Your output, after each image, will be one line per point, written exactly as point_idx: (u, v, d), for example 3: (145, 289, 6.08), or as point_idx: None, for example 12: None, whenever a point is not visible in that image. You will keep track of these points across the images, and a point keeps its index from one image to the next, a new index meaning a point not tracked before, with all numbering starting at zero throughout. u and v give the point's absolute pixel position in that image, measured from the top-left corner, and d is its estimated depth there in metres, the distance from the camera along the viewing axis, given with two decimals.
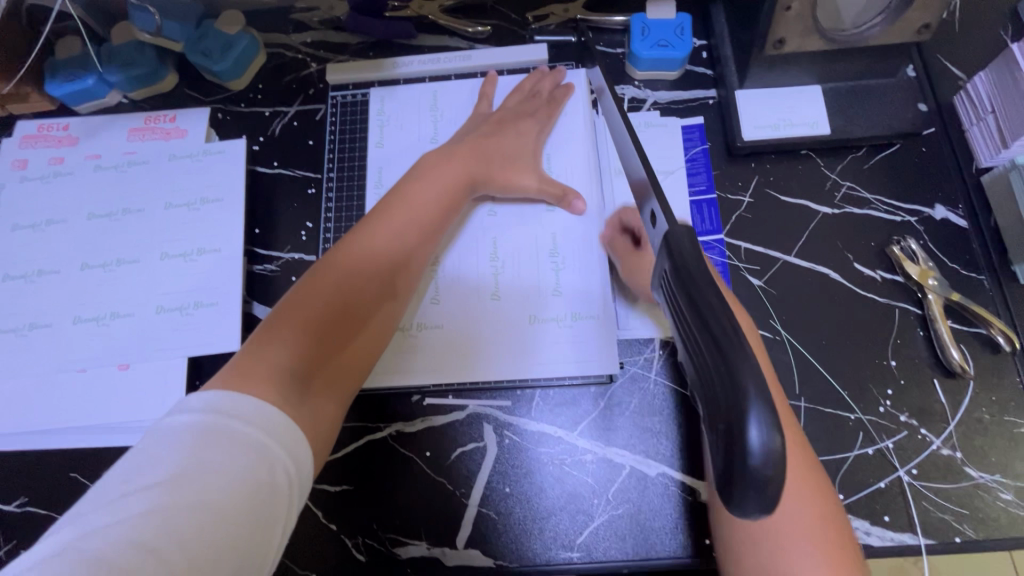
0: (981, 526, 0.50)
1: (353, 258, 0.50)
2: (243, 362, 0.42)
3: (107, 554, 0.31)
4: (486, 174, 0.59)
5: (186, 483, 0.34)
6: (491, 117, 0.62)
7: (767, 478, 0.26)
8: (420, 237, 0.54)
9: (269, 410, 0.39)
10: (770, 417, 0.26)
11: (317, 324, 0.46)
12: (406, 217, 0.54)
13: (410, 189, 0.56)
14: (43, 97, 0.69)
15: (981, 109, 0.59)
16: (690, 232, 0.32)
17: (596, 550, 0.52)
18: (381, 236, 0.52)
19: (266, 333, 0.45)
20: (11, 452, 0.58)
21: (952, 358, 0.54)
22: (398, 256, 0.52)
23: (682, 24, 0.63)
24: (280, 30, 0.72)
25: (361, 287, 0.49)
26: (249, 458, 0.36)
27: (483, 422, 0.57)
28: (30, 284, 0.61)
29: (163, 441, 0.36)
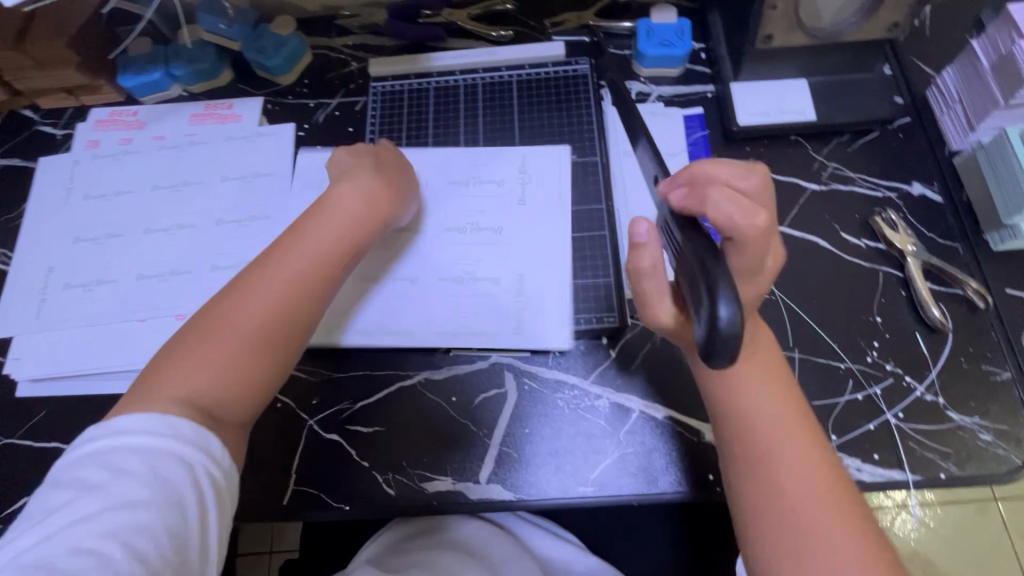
0: (963, 464, 0.55)
1: (265, 287, 0.49)
2: (171, 379, 0.45)
3: (79, 544, 0.37)
4: (418, 215, 0.60)
5: (131, 507, 0.39)
6: (460, 172, 0.67)
7: (731, 336, 0.34)
8: (330, 270, 0.52)
9: (168, 432, 0.42)
10: (734, 300, 0.34)
11: (244, 355, 0.47)
12: (294, 250, 0.52)
13: (316, 219, 0.55)
14: (115, 88, 0.78)
15: (950, 99, 0.66)
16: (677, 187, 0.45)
17: (608, 485, 0.57)
18: (299, 263, 0.51)
19: (189, 350, 0.46)
20: (73, 395, 0.64)
21: (932, 315, 0.59)
22: (312, 290, 0.51)
23: (682, 27, 0.71)
24: (324, 34, 0.81)
25: (290, 318, 0.49)
26: (177, 486, 0.40)
27: (504, 370, 0.62)
28: (99, 246, 0.68)
29: (105, 460, 0.40)
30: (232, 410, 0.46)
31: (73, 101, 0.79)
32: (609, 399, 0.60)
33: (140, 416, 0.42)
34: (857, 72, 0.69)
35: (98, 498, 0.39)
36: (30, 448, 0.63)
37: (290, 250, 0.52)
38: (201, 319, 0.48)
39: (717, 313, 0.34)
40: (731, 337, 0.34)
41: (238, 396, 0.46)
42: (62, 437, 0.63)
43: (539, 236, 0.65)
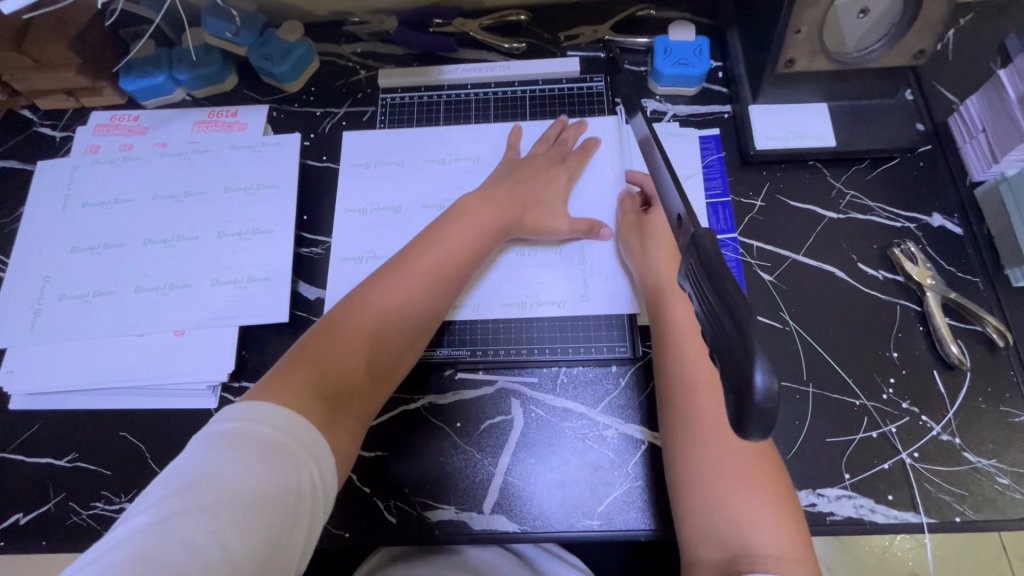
0: (979, 508, 0.54)
1: (388, 294, 0.54)
2: (288, 375, 0.47)
3: (159, 548, 0.35)
4: (519, 220, 0.63)
5: (236, 499, 0.38)
6: (525, 161, 0.67)
7: (767, 413, 0.27)
8: (446, 284, 0.57)
9: (293, 424, 0.43)
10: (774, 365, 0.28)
11: (352, 353, 0.51)
12: (421, 263, 0.56)
13: (435, 236, 0.59)
14: (116, 91, 0.76)
15: (974, 129, 0.64)
16: (713, 235, 0.35)
17: (615, 519, 0.56)
18: (411, 273, 0.56)
19: (306, 352, 0.50)
20: (67, 410, 0.62)
21: (951, 352, 0.58)
22: (425, 303, 0.56)
23: (701, 46, 0.70)
24: (333, 41, 0.79)
25: (398, 318, 0.54)
26: (283, 477, 0.40)
27: (510, 397, 0.61)
28: (97, 256, 0.66)
29: (208, 446, 0.40)
30: (348, 408, 0.49)
31: (72, 103, 0.77)
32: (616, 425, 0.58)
33: (254, 407, 0.43)
34: (878, 98, 0.68)
35: (174, 500, 0.37)
36: (23, 463, 0.61)
37: (410, 264, 0.56)
38: (322, 329, 0.52)
39: (750, 382, 0.27)
40: (769, 411, 0.27)
41: (348, 396, 0.49)
42: (55, 453, 0.61)
43: (546, 261, 0.65)
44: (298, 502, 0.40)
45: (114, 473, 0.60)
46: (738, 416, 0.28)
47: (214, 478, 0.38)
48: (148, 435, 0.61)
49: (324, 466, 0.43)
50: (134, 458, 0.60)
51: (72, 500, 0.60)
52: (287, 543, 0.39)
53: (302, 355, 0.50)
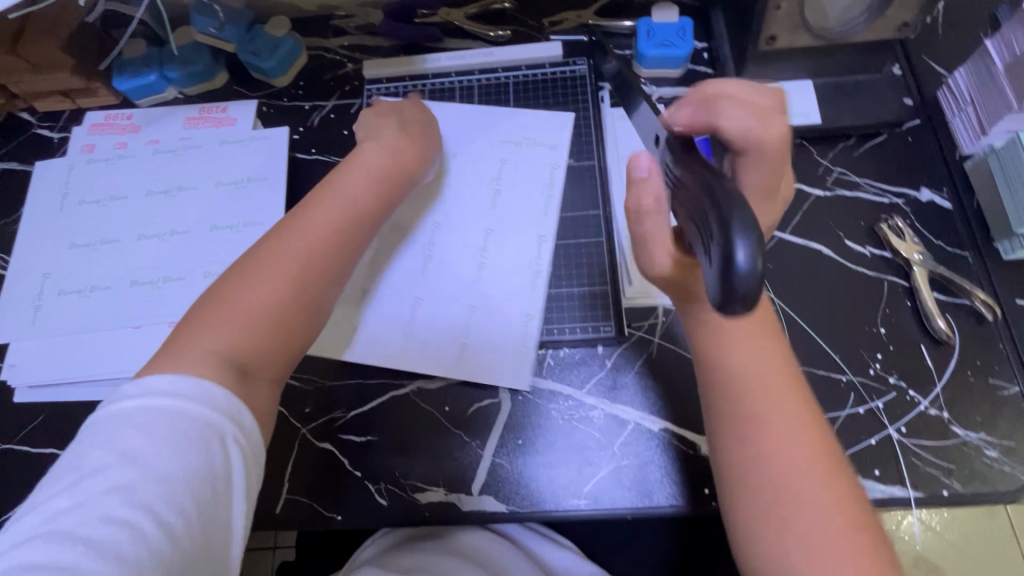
0: (968, 481, 0.53)
1: (295, 242, 0.50)
2: (184, 344, 0.44)
3: (87, 529, 0.36)
4: (436, 179, 0.62)
5: (157, 465, 0.38)
6: (457, 133, 0.67)
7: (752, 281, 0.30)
8: (360, 230, 0.54)
9: (209, 386, 0.42)
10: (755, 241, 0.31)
11: (260, 312, 0.47)
12: (331, 208, 0.53)
13: (329, 188, 0.55)
14: (110, 91, 0.77)
15: (962, 101, 0.64)
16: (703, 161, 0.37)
17: (601, 498, 0.56)
18: (313, 221, 0.52)
19: (205, 317, 0.46)
20: (68, 402, 0.64)
21: (937, 327, 0.57)
22: (344, 244, 0.53)
23: (684, 27, 0.70)
24: (320, 35, 0.80)
25: (313, 267, 0.50)
26: (200, 446, 0.39)
27: (498, 380, 0.61)
28: (93, 252, 0.68)
29: (122, 425, 0.39)
30: (268, 357, 0.47)
31: (69, 105, 0.78)
32: (603, 427, 0.58)
33: (163, 379, 0.41)
34: (863, 73, 0.67)
35: (95, 480, 0.37)
36: (27, 454, 0.63)
37: (319, 209, 0.53)
38: (226, 289, 0.47)
39: (733, 256, 0.31)
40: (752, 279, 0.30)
41: (272, 345, 0.47)
42: (57, 443, 0.63)
43: (524, 238, 0.65)
44: (218, 453, 0.40)
45: None
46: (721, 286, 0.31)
47: (128, 447, 0.38)
48: None
49: (243, 419, 0.43)
50: None
51: None
52: (220, 488, 0.40)
53: (215, 307, 0.47)
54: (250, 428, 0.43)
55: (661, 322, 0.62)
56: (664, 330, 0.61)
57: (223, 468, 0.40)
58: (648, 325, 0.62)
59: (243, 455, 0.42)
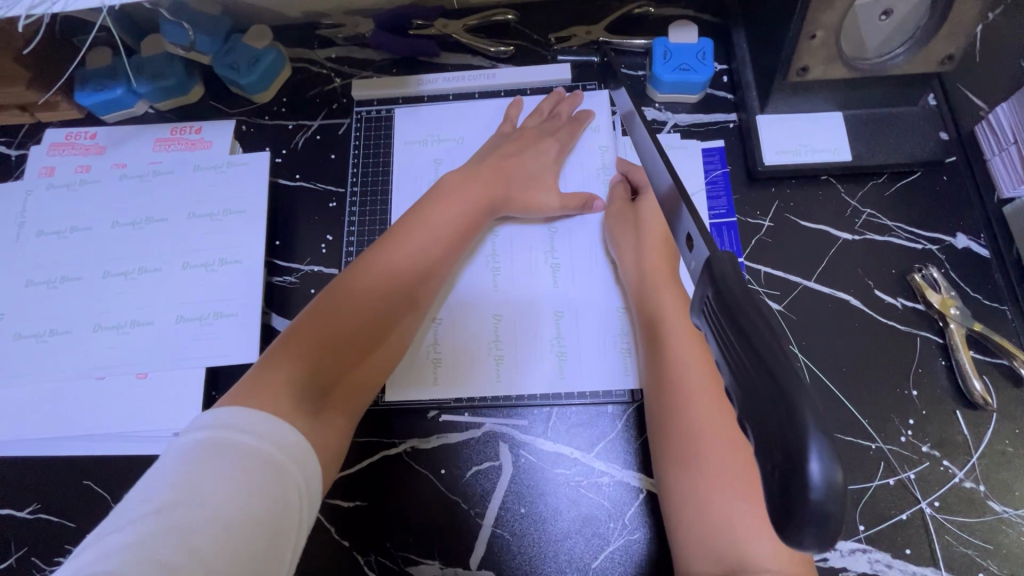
0: (1005, 563, 0.50)
1: (371, 281, 0.51)
2: (259, 377, 0.43)
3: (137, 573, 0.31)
4: (506, 195, 0.60)
5: (217, 506, 0.34)
6: (514, 135, 0.64)
7: (828, 513, 0.21)
8: (435, 270, 0.55)
9: (281, 425, 0.39)
10: (833, 446, 0.21)
11: (334, 342, 0.47)
12: (422, 237, 0.54)
13: (419, 214, 0.56)
14: (72, 105, 0.70)
15: (1005, 140, 0.58)
16: (734, 257, 0.28)
17: (611, 575, 0.52)
18: (401, 250, 0.53)
19: (283, 346, 0.46)
20: (26, 458, 0.58)
21: (974, 389, 0.53)
22: (414, 283, 0.53)
23: (704, 49, 0.64)
24: (305, 46, 0.73)
25: (391, 296, 0.51)
26: (265, 484, 0.36)
27: (499, 441, 0.56)
28: (53, 291, 0.61)
29: (186, 457, 0.36)
30: (336, 400, 0.47)
31: (26, 119, 0.71)
32: (613, 495, 0.54)
33: (233, 413, 0.39)
34: (898, 106, 0.62)
35: (152, 516, 0.33)
36: None
37: (394, 249, 0.53)
38: (318, 310, 0.48)
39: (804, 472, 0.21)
40: (828, 510, 0.21)
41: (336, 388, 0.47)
42: (14, 504, 0.58)
43: (535, 267, 0.61)
44: (283, 496, 0.37)
45: (77, 525, 0.57)
46: (781, 505, 0.22)
47: (184, 485, 0.35)
48: (111, 484, 0.57)
49: (310, 469, 0.40)
50: (99, 509, 0.57)
51: (34, 555, 0.56)
52: (276, 535, 0.36)
53: (287, 345, 0.46)
54: (311, 474, 0.40)
55: None
56: None
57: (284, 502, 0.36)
58: None
59: (301, 504, 0.38)
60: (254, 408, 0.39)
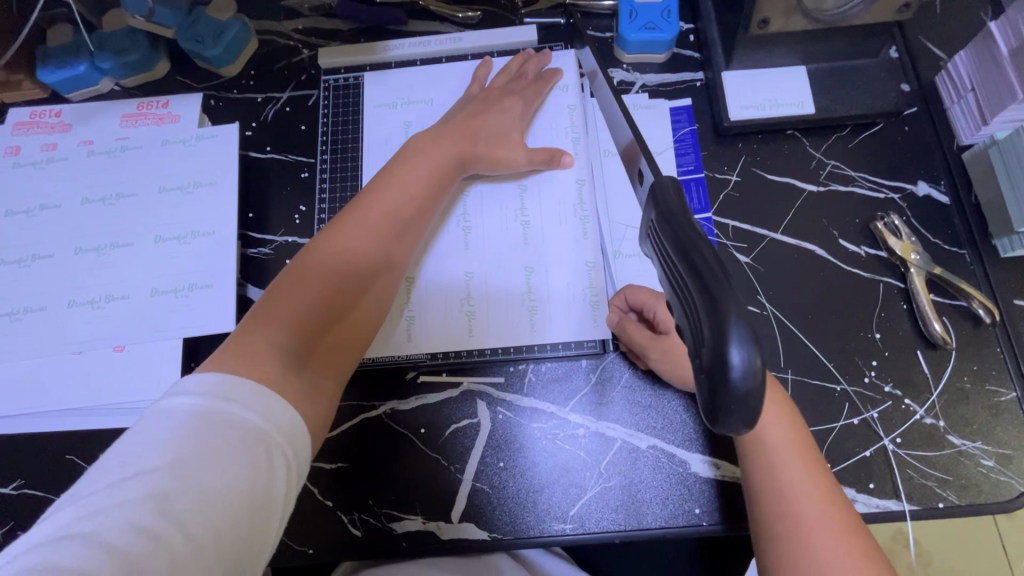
0: (963, 493, 0.52)
1: (346, 244, 0.50)
2: (241, 343, 0.42)
3: (116, 538, 0.31)
4: (474, 153, 0.59)
5: (198, 469, 0.34)
6: (481, 95, 0.63)
7: (748, 394, 0.26)
8: (410, 232, 0.54)
9: (263, 391, 0.39)
10: (751, 339, 0.26)
11: (313, 306, 0.46)
12: (395, 198, 0.53)
13: (391, 175, 0.55)
14: (35, 84, 0.69)
15: (962, 88, 0.60)
16: (677, 184, 0.33)
17: (589, 522, 0.53)
18: (375, 212, 0.52)
19: (262, 313, 0.45)
20: (6, 436, 0.59)
21: (934, 331, 0.55)
22: (390, 244, 0.52)
23: (669, 7, 0.64)
24: (271, 17, 0.72)
25: (369, 259, 0.51)
26: (253, 459, 0.35)
27: (477, 399, 0.57)
28: (25, 269, 0.61)
29: (173, 425, 0.35)
30: (320, 365, 0.46)
31: None
32: (588, 445, 0.55)
33: (214, 377, 0.38)
34: (860, 58, 0.62)
35: (135, 482, 0.33)
36: None
37: (366, 211, 0.52)
38: (296, 276, 0.47)
39: (727, 359, 0.26)
40: (749, 394, 0.26)
41: (322, 355, 0.46)
42: None
43: (507, 227, 0.61)
44: (264, 461, 0.36)
45: None
46: (712, 395, 0.27)
47: (164, 449, 0.34)
48: (94, 457, 0.58)
49: (300, 436, 0.39)
50: None
51: (20, 530, 0.57)
52: (261, 510, 0.35)
53: (265, 317, 0.45)
54: (300, 448, 0.39)
55: None
56: None
57: (271, 476, 0.36)
58: None
59: (290, 479, 0.38)
60: (239, 374, 0.39)
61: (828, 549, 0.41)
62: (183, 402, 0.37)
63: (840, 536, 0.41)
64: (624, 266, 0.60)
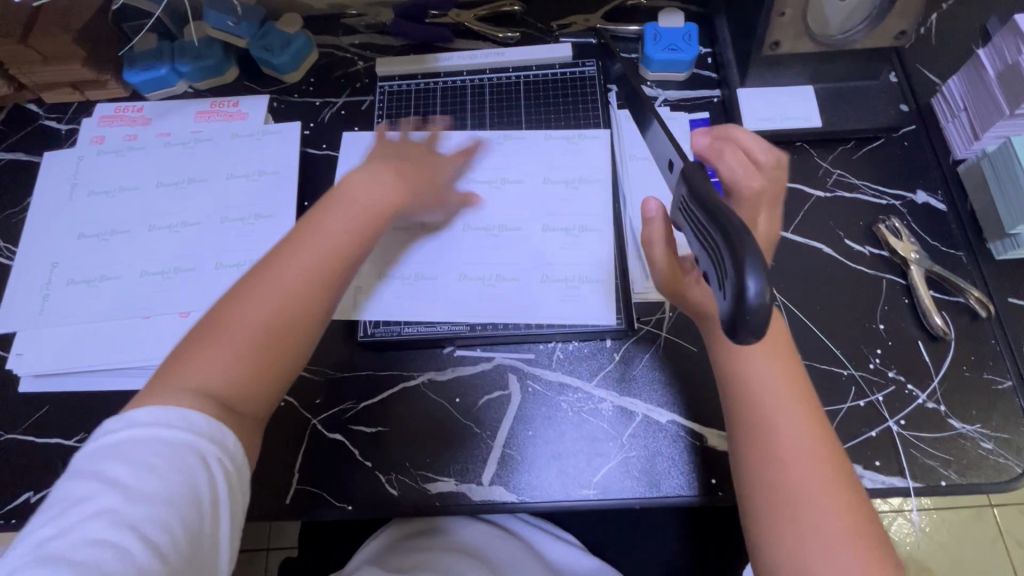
0: (964, 472, 0.55)
1: (279, 276, 0.46)
2: (167, 379, 0.42)
3: (72, 558, 0.34)
4: (420, 197, 0.59)
5: (140, 487, 0.37)
6: (517, 138, 0.69)
7: (761, 317, 0.29)
8: (344, 265, 0.49)
9: (189, 428, 0.39)
10: (764, 271, 0.29)
11: (241, 343, 0.44)
12: (332, 227, 0.49)
13: (329, 205, 0.51)
14: (120, 84, 0.77)
15: (955, 108, 0.66)
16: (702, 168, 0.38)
17: (611, 489, 0.57)
18: (313, 239, 0.48)
19: (192, 348, 0.43)
20: (75, 393, 0.64)
21: (934, 323, 0.59)
22: (331, 271, 0.48)
23: (689, 32, 0.72)
24: (331, 33, 0.81)
25: (303, 291, 0.46)
26: (188, 474, 0.38)
27: (509, 372, 0.62)
28: (103, 242, 0.68)
29: (106, 455, 0.38)
30: (253, 407, 0.44)
31: (77, 96, 0.78)
32: (612, 418, 0.59)
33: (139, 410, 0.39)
34: (862, 80, 0.69)
35: (77, 509, 0.36)
36: (32, 444, 0.62)
37: (282, 256, 0.47)
38: (224, 310, 0.45)
39: (742, 287, 0.29)
40: (755, 314, 0.29)
41: (255, 394, 0.44)
42: (64, 433, 0.63)
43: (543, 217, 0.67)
44: (198, 468, 0.39)
45: None
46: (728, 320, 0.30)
47: (100, 478, 0.37)
48: None
49: (226, 458, 0.40)
50: None
51: None
52: (205, 510, 0.38)
53: (189, 353, 0.43)
54: (234, 457, 0.41)
55: (668, 317, 0.63)
56: (671, 324, 0.63)
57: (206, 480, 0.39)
58: (655, 320, 0.63)
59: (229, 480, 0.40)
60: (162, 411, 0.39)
61: (801, 458, 0.43)
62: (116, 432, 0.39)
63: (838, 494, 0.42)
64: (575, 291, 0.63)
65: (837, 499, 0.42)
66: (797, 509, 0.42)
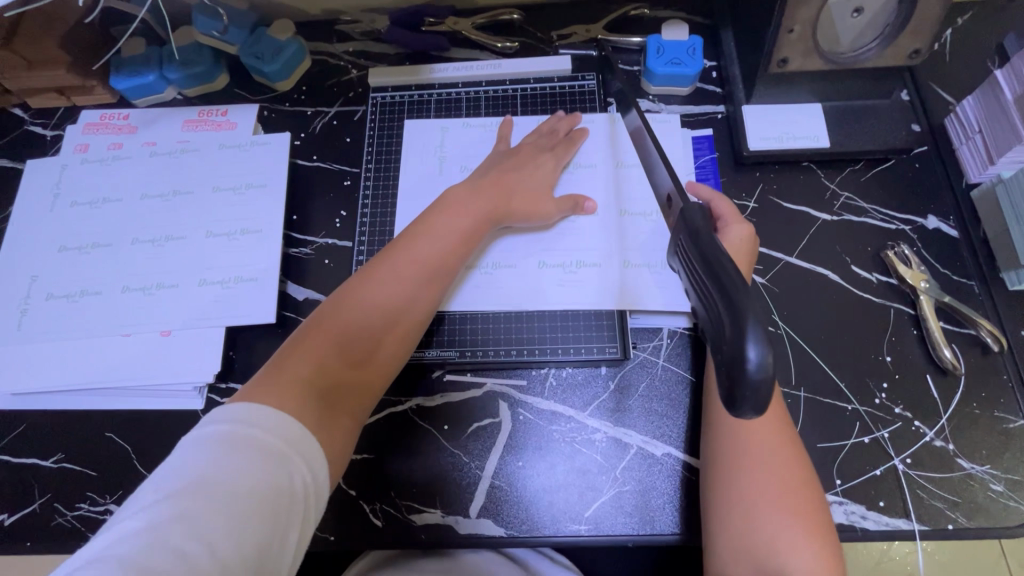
0: (972, 515, 0.53)
1: (389, 283, 0.54)
2: (273, 372, 0.47)
3: (151, 557, 0.34)
4: (506, 207, 0.62)
5: (223, 489, 0.38)
6: (513, 150, 0.67)
7: (760, 388, 0.29)
8: (440, 278, 0.57)
9: (286, 422, 0.43)
10: (765, 339, 0.29)
11: (346, 342, 0.51)
12: (431, 242, 0.57)
13: (427, 222, 0.59)
14: (107, 89, 0.75)
15: (970, 129, 0.64)
16: (704, 212, 0.38)
17: (603, 524, 0.55)
18: (421, 249, 0.57)
19: (300, 343, 0.50)
20: (53, 412, 0.62)
21: (944, 357, 0.57)
22: (435, 280, 0.56)
23: (694, 45, 0.69)
24: (324, 40, 0.78)
25: (406, 297, 0.54)
26: (274, 483, 0.39)
27: (500, 400, 0.60)
28: (84, 255, 0.66)
29: (202, 453, 0.39)
30: (341, 405, 0.48)
31: (63, 102, 0.76)
32: (605, 449, 0.57)
33: (238, 406, 0.42)
34: (872, 98, 0.67)
35: (164, 504, 0.37)
36: (7, 464, 0.61)
37: (396, 260, 0.55)
38: (336, 306, 0.52)
39: (743, 356, 0.29)
40: (760, 384, 0.29)
41: (340, 393, 0.49)
42: (40, 453, 0.61)
43: (539, 238, 0.65)
44: (285, 477, 0.40)
45: (99, 474, 0.60)
46: (729, 388, 0.30)
47: (191, 476, 0.38)
48: (133, 435, 0.61)
49: (317, 466, 0.43)
50: (121, 459, 0.60)
51: (57, 501, 0.59)
52: (281, 525, 0.39)
53: (300, 347, 0.49)
54: (319, 476, 0.43)
55: (665, 344, 0.61)
56: (669, 352, 0.61)
57: (292, 489, 0.40)
58: (652, 347, 0.61)
59: (306, 499, 0.41)
60: (264, 406, 0.43)
61: (783, 508, 0.46)
62: (214, 429, 0.41)
63: (810, 536, 0.45)
64: (634, 275, 0.63)
65: (792, 510, 0.46)
66: (752, 513, 0.46)
